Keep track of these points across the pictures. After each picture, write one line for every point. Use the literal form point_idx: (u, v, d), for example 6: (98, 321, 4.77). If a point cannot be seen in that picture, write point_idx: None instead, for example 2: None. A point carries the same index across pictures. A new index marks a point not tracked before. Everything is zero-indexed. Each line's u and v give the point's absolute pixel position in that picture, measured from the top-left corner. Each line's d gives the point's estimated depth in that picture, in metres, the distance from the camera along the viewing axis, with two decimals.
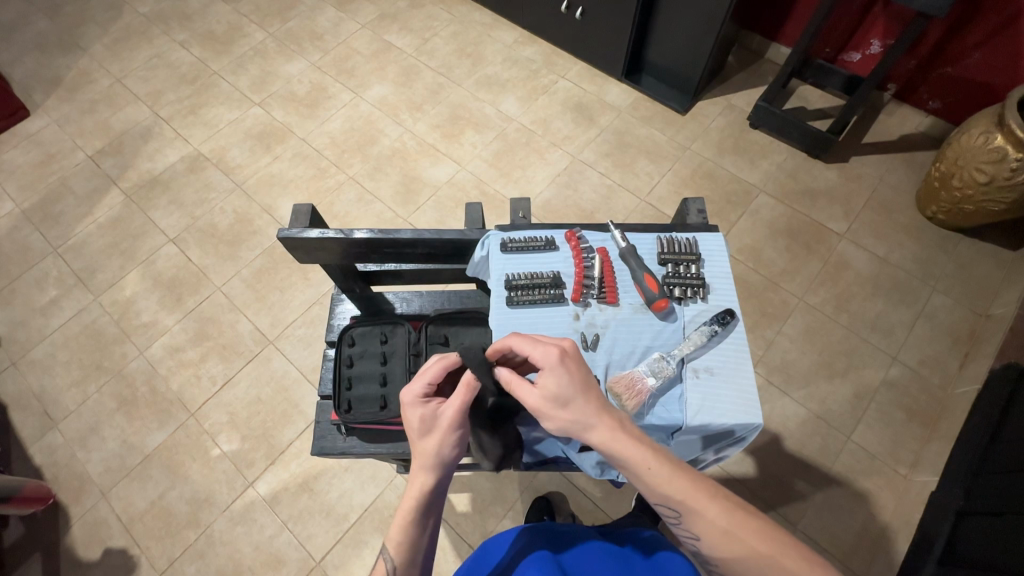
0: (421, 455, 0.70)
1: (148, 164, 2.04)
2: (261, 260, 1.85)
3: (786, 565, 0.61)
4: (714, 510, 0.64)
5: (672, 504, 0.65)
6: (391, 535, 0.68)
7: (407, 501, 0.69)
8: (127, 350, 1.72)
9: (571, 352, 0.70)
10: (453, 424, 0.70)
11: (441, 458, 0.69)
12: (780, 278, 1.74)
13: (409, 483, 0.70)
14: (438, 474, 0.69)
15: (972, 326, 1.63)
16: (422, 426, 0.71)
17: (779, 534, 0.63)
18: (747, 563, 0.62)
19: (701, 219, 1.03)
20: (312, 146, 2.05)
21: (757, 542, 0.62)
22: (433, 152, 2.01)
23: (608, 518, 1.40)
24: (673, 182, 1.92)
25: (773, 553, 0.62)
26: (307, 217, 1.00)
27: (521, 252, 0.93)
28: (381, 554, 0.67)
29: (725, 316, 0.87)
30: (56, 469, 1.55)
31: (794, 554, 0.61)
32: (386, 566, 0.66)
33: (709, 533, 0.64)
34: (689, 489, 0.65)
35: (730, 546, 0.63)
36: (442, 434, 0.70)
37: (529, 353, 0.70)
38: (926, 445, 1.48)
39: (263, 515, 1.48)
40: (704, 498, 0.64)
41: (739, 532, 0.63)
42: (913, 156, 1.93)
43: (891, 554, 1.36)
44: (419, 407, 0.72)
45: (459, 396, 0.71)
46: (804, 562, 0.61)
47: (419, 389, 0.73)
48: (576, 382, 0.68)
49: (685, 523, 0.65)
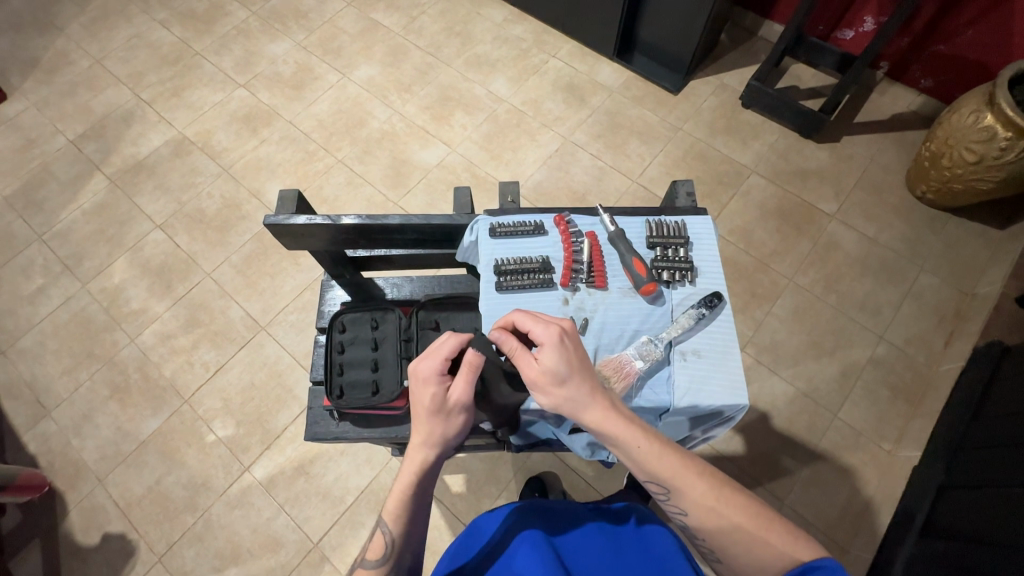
0: (427, 433, 0.70)
1: (132, 148, 2.00)
2: (250, 246, 1.83)
3: (772, 541, 0.62)
4: (702, 487, 0.66)
5: (661, 480, 0.67)
6: (389, 508, 0.70)
7: (405, 475, 0.70)
8: (117, 338, 1.71)
9: (568, 331, 0.70)
10: (461, 407, 0.70)
11: (445, 438, 0.71)
12: (770, 259, 1.75)
13: (407, 456, 0.71)
14: (441, 453, 0.71)
15: (957, 305, 1.66)
16: (431, 406, 0.70)
17: (764, 512, 0.65)
18: (733, 538, 0.63)
19: (689, 201, 1.03)
20: (299, 128, 2.02)
21: (743, 518, 0.64)
22: (423, 135, 1.99)
23: (600, 496, 1.44)
24: (665, 164, 1.91)
25: (758, 528, 0.63)
26: (294, 202, 0.98)
27: (509, 237, 0.93)
28: (379, 525, 0.69)
29: (713, 299, 0.87)
30: (51, 457, 1.55)
31: (779, 530, 0.63)
32: (384, 536, 0.69)
33: (696, 509, 0.65)
34: (679, 467, 0.66)
35: (716, 523, 0.64)
36: (451, 416, 0.71)
37: (528, 330, 0.70)
38: (909, 421, 1.52)
39: (260, 498, 1.50)
40: (692, 476, 0.66)
41: (726, 509, 0.65)
42: (903, 134, 1.93)
43: (873, 526, 1.40)
44: (430, 386, 0.71)
45: (464, 378, 0.70)
46: (789, 538, 0.62)
47: (434, 365, 0.71)
48: (574, 361, 0.68)
49: (673, 499, 0.67)
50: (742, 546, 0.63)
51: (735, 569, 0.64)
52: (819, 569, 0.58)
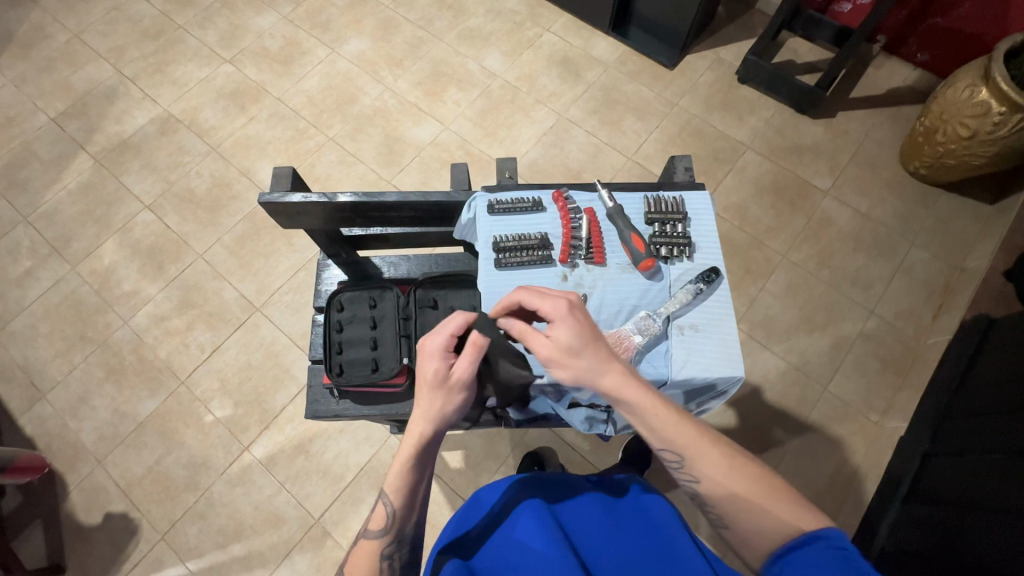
0: (428, 408, 0.70)
1: (116, 127, 1.95)
2: (242, 226, 1.81)
3: (778, 509, 0.63)
4: (714, 455, 0.67)
5: (675, 448, 0.68)
6: (390, 482, 0.70)
7: (405, 451, 0.70)
8: (110, 320, 1.69)
9: (578, 305, 0.71)
10: (463, 385, 0.70)
11: (446, 415, 0.70)
12: (764, 235, 1.76)
13: (407, 432, 0.70)
14: (441, 429, 0.70)
15: (947, 278, 1.68)
16: (433, 381, 0.70)
17: (772, 481, 0.66)
18: (743, 505, 0.64)
19: (688, 177, 1.02)
20: (288, 105, 1.97)
21: (752, 487, 0.65)
22: (415, 111, 1.95)
23: (596, 469, 1.47)
24: (660, 141, 1.90)
25: (767, 496, 0.64)
26: (288, 179, 0.96)
27: (507, 213, 0.93)
28: (381, 497, 0.69)
29: (711, 274, 0.88)
30: (49, 439, 1.56)
31: (786, 500, 0.64)
32: (385, 509, 0.69)
33: (708, 475, 0.66)
34: (692, 434, 0.68)
35: (727, 489, 0.65)
36: (452, 392, 0.70)
37: (539, 306, 0.71)
38: (897, 393, 1.55)
39: (260, 476, 1.52)
40: (706, 444, 0.67)
41: (736, 475, 0.66)
42: (899, 109, 1.92)
43: (860, 493, 1.45)
44: (434, 361, 0.71)
45: (468, 355, 0.70)
46: (796, 509, 0.63)
47: (439, 341, 0.71)
48: (586, 335, 0.70)
49: (686, 467, 0.68)
50: (751, 513, 0.64)
51: (743, 536, 0.64)
52: (824, 538, 0.59)
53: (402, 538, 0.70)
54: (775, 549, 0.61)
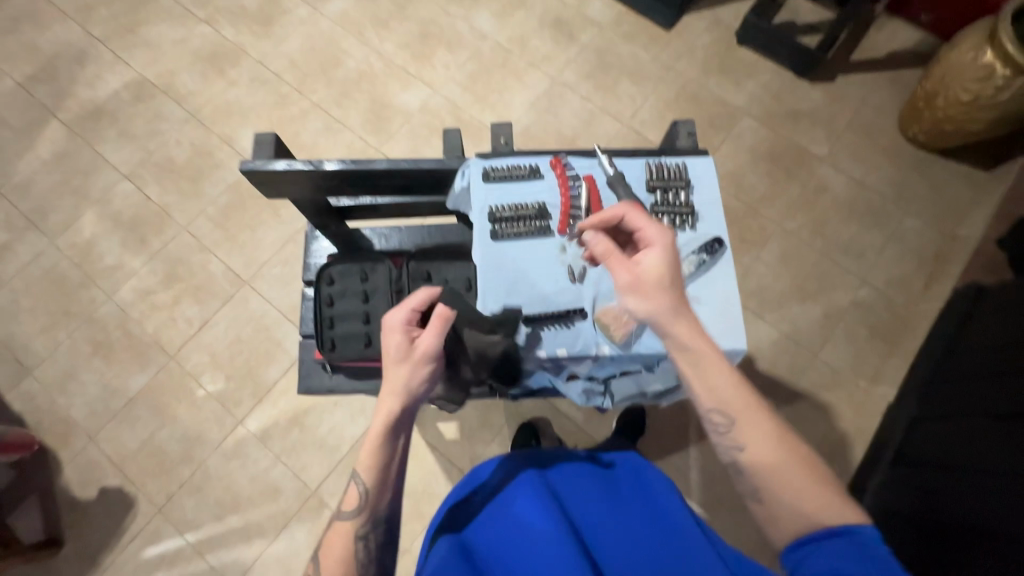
0: (395, 382, 0.68)
1: (88, 92, 1.85)
2: (226, 197, 1.75)
3: (817, 493, 0.62)
4: (768, 425, 0.66)
5: (731, 408, 0.66)
6: (362, 462, 0.68)
7: (375, 429, 0.68)
8: (94, 295, 1.65)
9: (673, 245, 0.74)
10: (430, 357, 0.69)
11: (415, 389, 0.68)
12: (760, 204, 1.74)
13: (376, 409, 0.68)
14: (409, 403, 0.68)
15: (940, 246, 1.68)
16: (398, 354, 0.69)
17: (819, 468, 0.65)
18: (786, 480, 0.63)
19: (691, 142, 0.98)
20: (269, 69, 1.88)
21: (799, 466, 0.64)
22: (403, 76, 1.87)
23: (591, 438, 1.48)
24: (656, 107, 1.85)
25: (811, 479, 0.63)
26: (271, 146, 0.92)
27: (503, 181, 0.90)
28: (353, 478, 0.68)
29: (714, 244, 0.86)
30: (38, 416, 1.54)
31: (828, 486, 0.63)
32: (359, 489, 0.68)
33: (759, 445, 0.65)
34: (750, 400, 0.67)
35: (776, 463, 0.64)
36: (417, 365, 0.69)
37: (642, 228, 0.72)
38: (886, 361, 1.57)
39: (255, 450, 1.52)
40: (760, 414, 0.66)
41: (785, 452, 0.65)
42: (899, 73, 1.87)
43: (847, 458, 1.48)
44: (397, 334, 0.70)
45: (434, 327, 0.70)
46: (836, 497, 0.62)
47: (402, 315, 0.71)
48: (673, 270, 0.71)
49: (733, 432, 0.66)
50: (791, 490, 0.63)
51: (780, 514, 0.63)
52: (858, 534, 0.59)
53: (377, 518, 0.69)
54: (811, 534, 0.61)
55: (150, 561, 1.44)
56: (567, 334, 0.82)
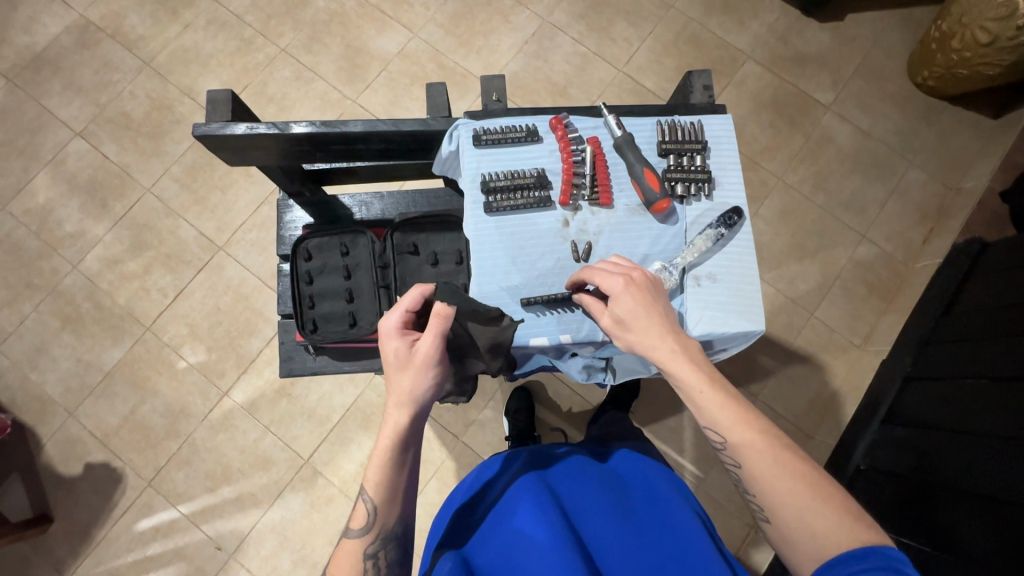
0: (398, 390, 0.65)
1: (25, 38, 1.65)
2: (191, 155, 1.62)
3: (823, 516, 0.58)
4: (761, 444, 0.62)
5: (720, 431, 0.64)
6: (369, 478, 0.65)
7: (383, 441, 0.65)
8: (57, 265, 1.54)
9: (640, 279, 0.68)
10: (433, 361, 0.65)
11: (420, 396, 0.65)
12: (760, 157, 1.66)
13: (383, 420, 0.66)
14: (415, 412, 0.65)
15: (941, 200, 1.64)
16: (398, 361, 0.66)
17: (824, 482, 0.60)
18: (786, 506, 0.60)
19: (706, 97, 0.90)
20: (229, 9, 1.69)
21: (800, 486, 0.60)
22: (378, 16, 1.70)
23: (586, 403, 1.46)
24: (654, 50, 1.72)
25: (814, 499, 0.59)
26: (227, 106, 0.80)
27: (497, 145, 0.81)
28: (361, 494, 0.65)
29: (733, 216, 0.80)
30: (11, 393, 1.47)
31: (835, 505, 0.59)
32: (367, 505, 0.65)
33: (752, 465, 0.62)
34: (739, 419, 0.63)
35: (773, 485, 0.61)
36: (420, 372, 0.65)
37: (596, 282, 0.69)
38: (880, 318, 1.56)
39: (243, 421, 1.48)
40: (754, 433, 0.63)
41: (783, 471, 0.61)
42: (912, 11, 1.76)
43: (838, 414, 1.50)
44: (395, 340, 0.66)
45: (432, 330, 0.65)
46: (848, 518, 0.58)
47: (398, 320, 0.67)
48: (645, 309, 0.67)
49: (728, 451, 0.64)
50: (792, 512, 0.59)
51: (784, 535, 0.60)
52: (875, 561, 0.54)
53: (387, 535, 0.66)
54: (824, 557, 0.57)
55: (144, 534, 1.43)
56: (571, 319, 0.77)
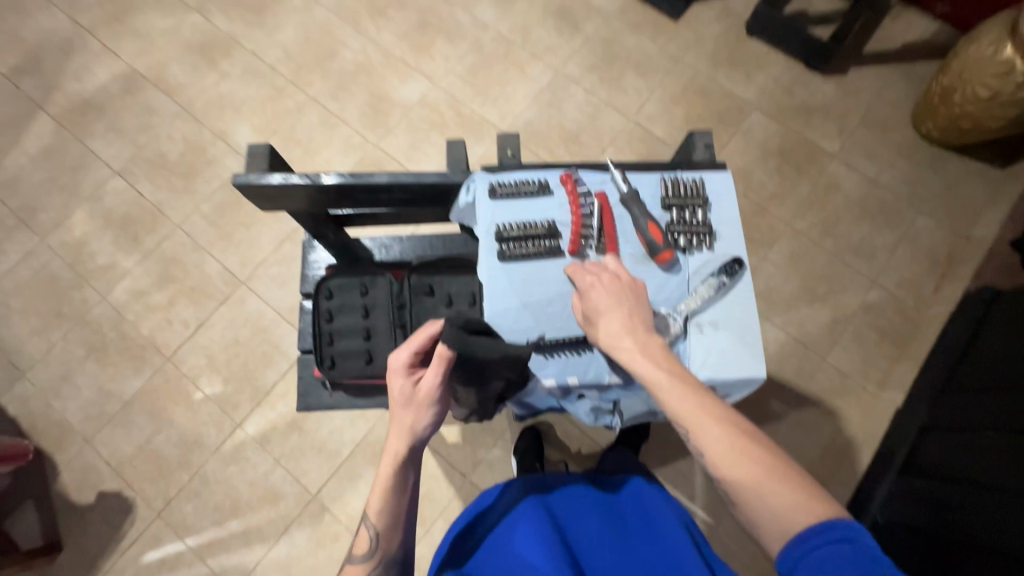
0: (401, 422, 0.67)
1: (76, 85, 1.79)
2: (221, 194, 1.70)
3: (782, 496, 0.58)
4: (717, 429, 0.62)
5: (679, 420, 0.65)
6: (372, 506, 0.66)
7: (384, 471, 0.67)
8: (87, 296, 1.61)
9: (608, 274, 0.76)
10: (434, 398, 0.67)
11: (422, 430, 0.67)
12: (768, 203, 1.70)
13: (385, 451, 0.68)
14: (416, 444, 0.67)
15: (952, 247, 1.64)
16: (402, 395, 0.68)
17: (779, 463, 0.61)
18: (745, 489, 0.60)
19: (708, 154, 0.94)
20: (264, 60, 1.82)
21: (757, 468, 0.60)
22: (401, 67, 1.81)
23: (596, 443, 1.46)
24: (663, 101, 1.79)
25: (771, 480, 0.59)
26: (264, 158, 0.86)
27: (511, 198, 0.86)
28: (363, 521, 0.66)
29: (733, 265, 0.82)
30: (33, 419, 1.51)
31: (793, 486, 0.59)
32: (369, 532, 0.66)
33: (707, 449, 0.62)
34: (695, 406, 0.64)
35: (731, 469, 0.61)
36: (422, 406, 0.68)
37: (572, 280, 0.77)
38: (894, 364, 1.55)
39: (254, 454, 1.49)
40: (710, 420, 0.63)
41: (739, 455, 0.61)
42: (913, 66, 1.82)
43: (853, 462, 1.47)
44: (401, 375, 0.69)
45: (434, 369, 0.67)
46: (804, 497, 0.58)
47: (405, 356, 0.70)
48: (611, 299, 0.73)
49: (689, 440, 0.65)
50: (753, 494, 0.59)
51: (748, 515, 0.60)
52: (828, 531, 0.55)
53: (387, 562, 0.67)
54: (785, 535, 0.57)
55: (150, 566, 1.42)
56: (578, 362, 0.80)
